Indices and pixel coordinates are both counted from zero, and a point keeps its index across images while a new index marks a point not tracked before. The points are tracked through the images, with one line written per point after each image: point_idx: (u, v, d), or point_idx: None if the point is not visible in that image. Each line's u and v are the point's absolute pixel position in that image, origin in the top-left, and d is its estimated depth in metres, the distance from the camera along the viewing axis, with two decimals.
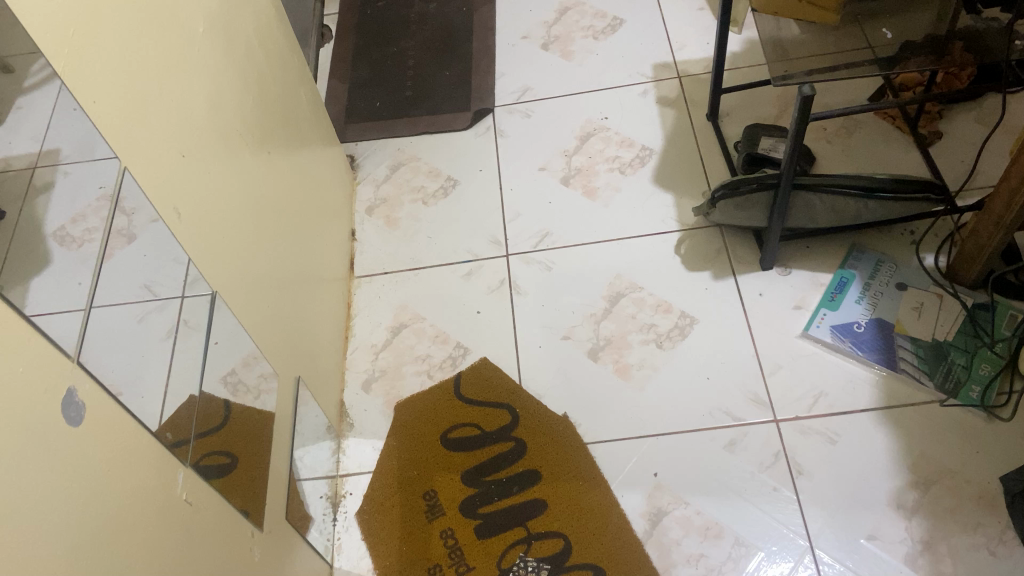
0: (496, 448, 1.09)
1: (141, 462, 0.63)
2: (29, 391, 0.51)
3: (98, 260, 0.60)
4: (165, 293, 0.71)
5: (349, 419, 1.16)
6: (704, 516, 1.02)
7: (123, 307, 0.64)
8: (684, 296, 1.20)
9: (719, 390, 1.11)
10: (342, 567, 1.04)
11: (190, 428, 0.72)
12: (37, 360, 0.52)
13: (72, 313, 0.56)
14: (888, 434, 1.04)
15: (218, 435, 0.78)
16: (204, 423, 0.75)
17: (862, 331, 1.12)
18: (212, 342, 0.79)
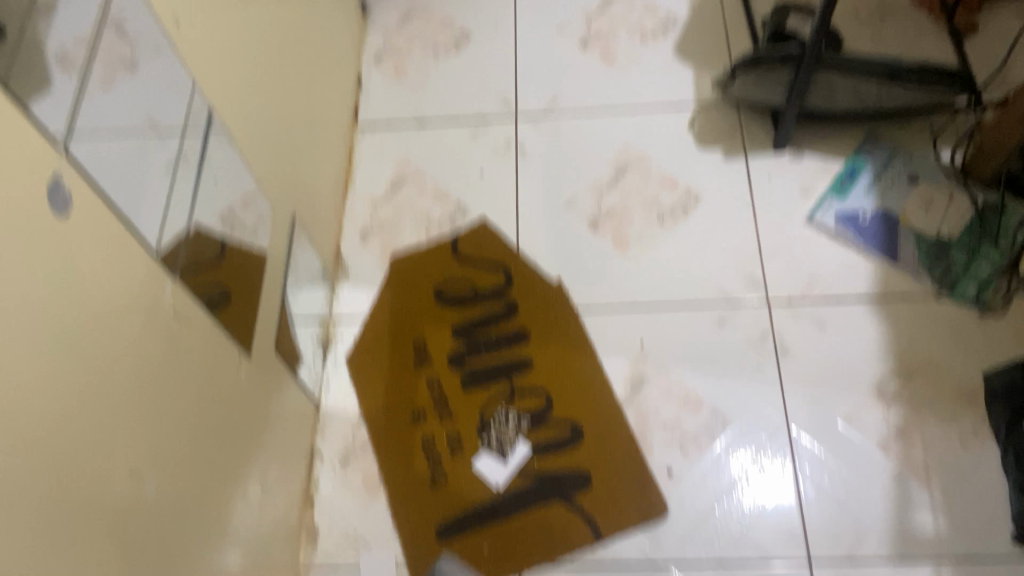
0: (488, 307, 1.10)
1: (130, 274, 0.63)
2: (14, 187, 0.50)
3: (93, 81, 0.58)
4: (164, 124, 0.69)
5: (344, 267, 1.16)
6: (685, 386, 1.03)
7: (121, 131, 0.62)
8: (691, 172, 1.18)
9: (715, 267, 1.10)
10: (329, 406, 1.07)
11: (181, 248, 0.71)
12: (22, 154, 0.51)
13: (60, 133, 0.55)
14: (877, 323, 1.05)
15: (211, 261, 0.78)
16: (197, 246, 0.75)
17: (866, 221, 1.11)
18: (210, 176, 0.78)
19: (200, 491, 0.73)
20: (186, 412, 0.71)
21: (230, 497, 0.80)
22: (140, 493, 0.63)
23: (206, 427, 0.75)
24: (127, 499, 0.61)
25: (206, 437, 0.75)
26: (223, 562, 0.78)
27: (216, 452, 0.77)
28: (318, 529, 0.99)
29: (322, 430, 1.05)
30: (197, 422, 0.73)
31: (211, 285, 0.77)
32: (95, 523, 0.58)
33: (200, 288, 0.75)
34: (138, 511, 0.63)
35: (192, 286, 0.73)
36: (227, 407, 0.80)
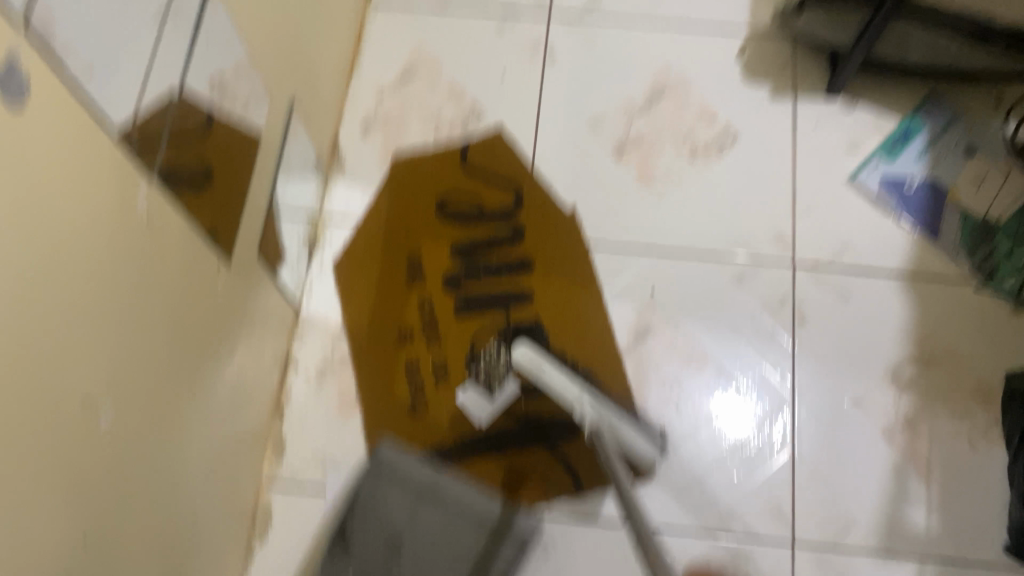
0: (492, 229, 1.01)
1: (95, 156, 0.53)
2: None
3: None
4: None
5: (340, 161, 1.06)
6: (691, 343, 0.97)
7: None
8: (732, 107, 1.07)
9: (743, 217, 1.02)
10: (310, 313, 0.99)
11: (165, 124, 0.61)
12: None
13: None
14: (904, 302, 0.98)
15: (196, 154, 0.67)
16: (185, 122, 0.64)
17: (911, 189, 1.02)
18: (202, 39, 0.66)
19: (162, 415, 0.66)
20: (153, 330, 0.63)
21: (194, 417, 0.73)
22: (95, 424, 0.56)
23: (174, 343, 0.67)
24: (81, 433, 0.54)
25: (173, 355, 0.67)
26: (183, 484, 0.72)
27: (183, 370, 0.70)
28: (286, 443, 0.94)
29: (300, 339, 0.98)
30: (164, 339, 0.65)
31: (194, 183, 0.68)
32: (43, 463, 0.50)
33: (180, 172, 0.65)
34: (93, 445, 0.56)
35: (169, 169, 0.63)
36: (198, 320, 0.72)
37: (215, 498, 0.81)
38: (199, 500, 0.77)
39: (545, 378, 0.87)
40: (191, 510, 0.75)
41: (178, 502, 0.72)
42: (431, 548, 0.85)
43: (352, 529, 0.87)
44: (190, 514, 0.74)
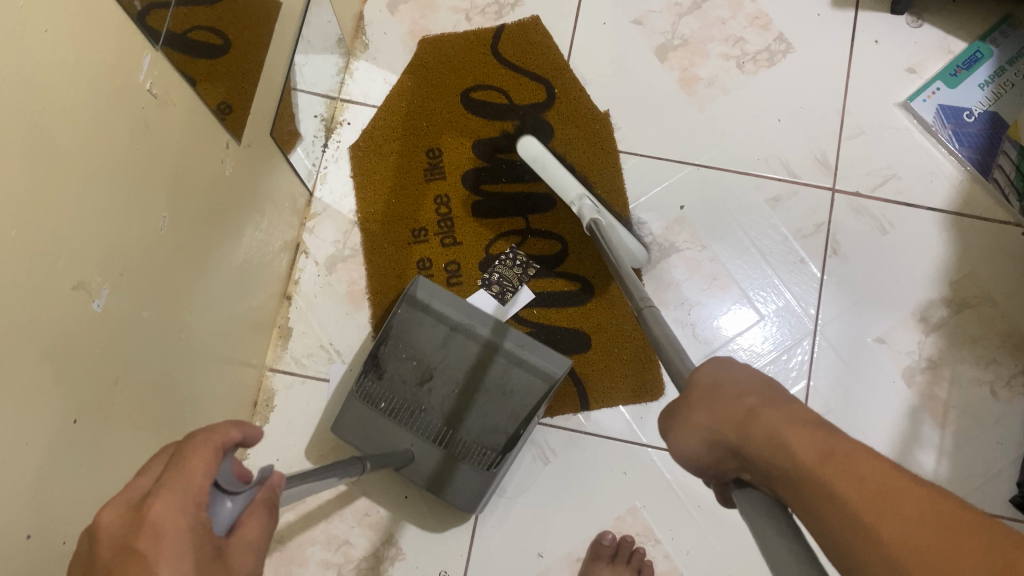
0: (519, 127, 0.96)
1: (93, 17, 0.48)
2: None
3: None
4: None
5: (363, 39, 1.00)
6: (715, 265, 0.93)
7: None
8: (789, 13, 0.99)
9: (785, 136, 0.96)
10: (322, 200, 0.95)
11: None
12: None
13: None
14: (945, 241, 0.93)
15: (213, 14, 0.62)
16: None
17: (969, 121, 0.95)
18: None
19: (160, 297, 0.63)
20: (153, 209, 0.59)
21: (196, 299, 0.71)
22: (87, 306, 0.53)
23: (176, 224, 0.64)
24: (72, 315, 0.51)
25: (174, 237, 0.64)
26: (182, 368, 0.70)
27: (185, 252, 0.66)
28: (292, 330, 0.92)
29: (311, 225, 0.94)
30: (165, 219, 0.62)
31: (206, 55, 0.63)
32: (31, 343, 0.47)
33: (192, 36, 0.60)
34: (84, 327, 0.53)
35: (180, 33, 0.58)
36: (203, 199, 0.68)
37: (216, 382, 0.79)
38: (199, 383, 0.75)
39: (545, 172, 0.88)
40: (190, 392, 0.73)
41: (176, 385, 0.70)
42: (465, 368, 0.79)
43: (386, 341, 0.80)
44: (189, 397, 0.73)
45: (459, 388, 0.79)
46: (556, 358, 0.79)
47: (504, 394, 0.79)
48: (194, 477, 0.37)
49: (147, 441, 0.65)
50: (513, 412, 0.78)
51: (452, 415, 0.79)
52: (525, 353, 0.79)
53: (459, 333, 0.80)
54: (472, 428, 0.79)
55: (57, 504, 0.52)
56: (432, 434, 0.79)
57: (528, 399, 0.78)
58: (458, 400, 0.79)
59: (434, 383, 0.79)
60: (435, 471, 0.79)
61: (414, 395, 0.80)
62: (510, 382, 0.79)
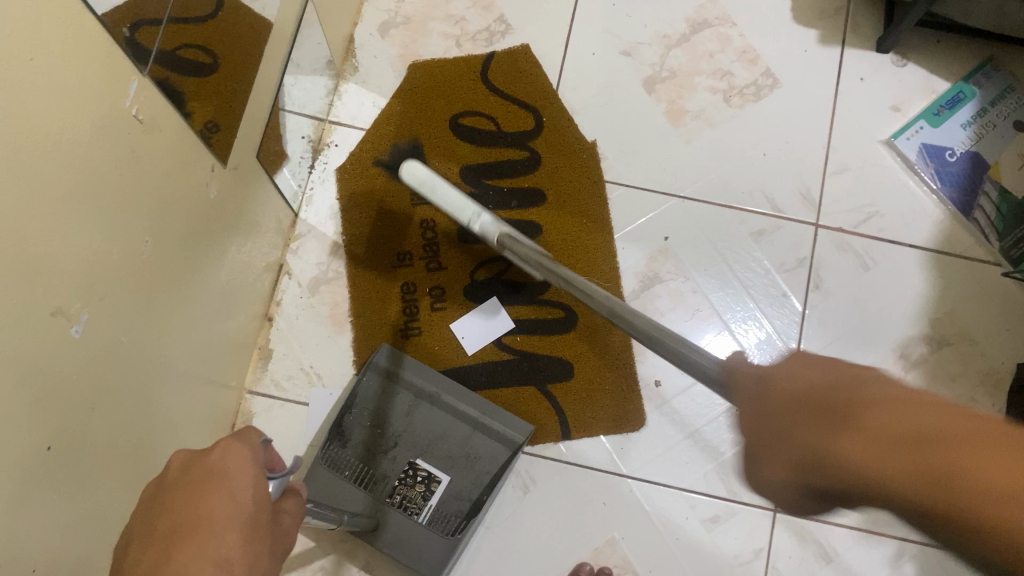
0: (507, 154, 0.96)
1: (78, 47, 0.47)
2: None
3: None
4: None
5: (353, 61, 1.00)
6: (698, 296, 0.93)
7: None
8: (777, 49, 1.00)
9: (771, 171, 0.96)
10: (307, 221, 0.95)
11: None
12: None
13: None
14: (926, 278, 0.93)
15: (202, 32, 0.63)
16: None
17: (952, 160, 0.96)
18: None
19: (140, 322, 0.63)
20: (136, 232, 0.59)
21: (177, 321, 0.70)
22: (65, 331, 0.52)
23: (158, 248, 0.63)
24: (50, 340, 0.51)
25: (156, 260, 0.63)
26: (160, 390, 0.69)
27: (167, 275, 0.66)
28: (272, 351, 0.91)
29: (295, 247, 0.94)
30: (148, 242, 0.61)
31: (191, 76, 0.62)
32: (9, 371, 0.47)
33: (182, 54, 0.60)
34: (61, 353, 0.52)
35: (171, 51, 0.58)
36: (187, 221, 0.68)
37: (195, 404, 0.78)
38: (178, 406, 0.74)
39: (439, 195, 0.87)
40: (169, 414, 0.72)
41: (155, 408, 0.69)
42: (429, 434, 0.83)
43: (351, 409, 0.83)
44: (168, 419, 0.72)
45: (423, 453, 0.82)
46: (517, 424, 0.83)
47: (468, 459, 0.82)
48: (246, 436, 0.45)
49: (123, 466, 0.64)
50: (477, 478, 0.81)
51: (415, 480, 0.81)
52: (488, 420, 0.83)
53: (423, 401, 0.84)
54: (435, 494, 0.81)
55: (27, 533, 0.51)
56: (395, 501, 0.81)
57: (491, 466, 0.82)
58: (422, 467, 0.82)
59: (398, 450, 0.82)
60: (399, 537, 0.79)
61: (377, 463, 0.82)
62: (474, 449, 0.82)
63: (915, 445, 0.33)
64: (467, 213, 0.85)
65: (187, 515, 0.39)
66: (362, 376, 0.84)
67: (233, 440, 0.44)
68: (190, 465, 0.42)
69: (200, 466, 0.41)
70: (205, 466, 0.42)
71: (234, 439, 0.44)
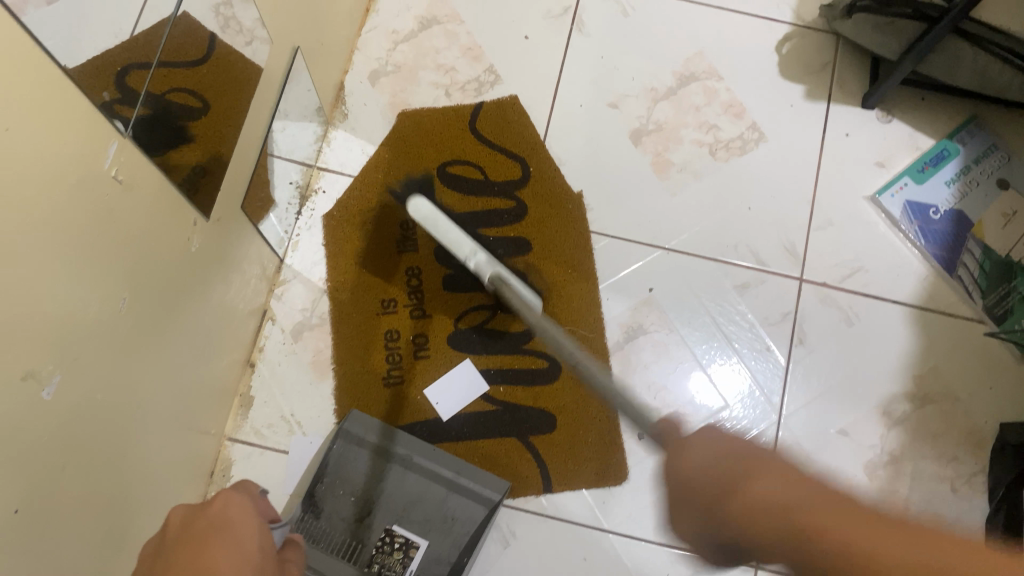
0: (493, 203, 0.97)
1: (58, 110, 0.48)
2: None
3: None
4: None
5: (343, 108, 1.01)
6: (681, 349, 0.93)
7: None
8: (762, 103, 1.01)
9: (756, 225, 0.97)
10: (293, 267, 0.95)
11: (158, 42, 0.58)
12: None
13: None
14: (910, 335, 0.93)
15: (189, 76, 0.65)
16: (178, 44, 0.61)
17: (935, 218, 0.96)
18: None
19: (114, 378, 0.62)
20: (113, 290, 0.59)
21: (156, 373, 0.70)
22: (35, 394, 0.52)
23: (136, 304, 0.63)
24: (19, 403, 0.50)
25: (133, 317, 0.63)
26: (135, 443, 0.69)
27: (144, 331, 0.66)
28: (253, 398, 0.90)
29: (279, 292, 0.94)
30: (125, 299, 0.61)
31: (179, 120, 0.64)
32: None
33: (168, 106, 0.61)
34: (32, 414, 0.52)
35: (162, 93, 0.60)
36: (167, 275, 0.67)
37: (173, 454, 0.77)
38: (154, 457, 0.73)
39: (438, 232, 0.89)
40: (144, 466, 0.71)
41: (129, 460, 0.68)
42: (405, 499, 0.82)
43: (323, 479, 0.83)
44: (143, 472, 0.71)
45: (399, 519, 0.81)
46: (492, 481, 0.83)
47: (445, 521, 0.81)
48: (245, 486, 0.58)
49: (92, 525, 0.63)
50: (455, 540, 0.80)
51: (392, 547, 0.80)
52: (463, 479, 0.83)
53: (396, 465, 0.83)
54: (414, 560, 0.79)
55: None
56: (373, 571, 0.79)
57: (469, 526, 0.81)
58: (399, 534, 0.80)
59: (373, 517, 0.81)
60: None
61: (353, 532, 0.81)
62: (450, 510, 0.82)
63: (728, 469, 0.50)
64: (464, 251, 0.88)
65: (193, 562, 0.45)
66: (332, 444, 0.84)
67: (225, 494, 0.53)
68: (192, 514, 0.50)
69: (208, 513, 0.49)
70: (207, 518, 0.49)
71: (228, 494, 0.53)
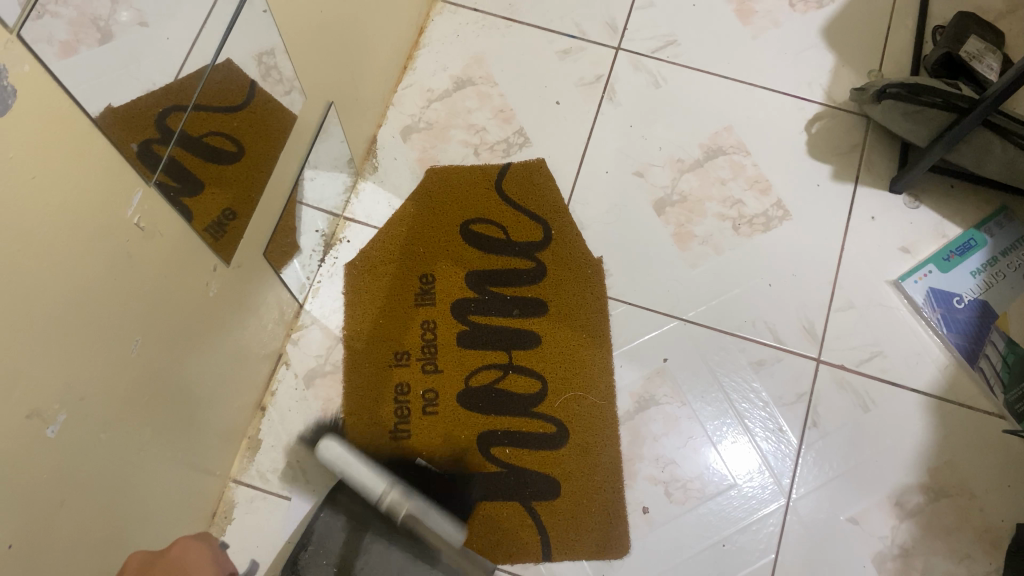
0: (513, 262, 0.97)
1: (86, 166, 0.49)
2: None
3: None
4: None
5: (374, 161, 1.03)
6: (692, 422, 0.92)
7: None
8: (790, 181, 1.02)
9: (776, 302, 0.96)
10: (311, 312, 0.96)
11: (195, 89, 0.60)
12: None
13: None
14: (927, 426, 0.91)
15: (227, 121, 0.67)
16: (216, 92, 0.64)
17: (959, 307, 0.95)
18: (235, 32, 0.63)
19: (120, 418, 0.63)
20: (125, 334, 0.60)
21: (164, 415, 0.71)
22: (39, 432, 0.53)
23: (148, 348, 0.64)
24: (22, 442, 0.51)
25: (145, 359, 0.64)
26: (137, 485, 0.69)
27: (156, 374, 0.67)
28: (261, 442, 0.91)
29: (296, 337, 0.95)
30: (137, 342, 0.62)
31: (212, 163, 0.66)
32: None
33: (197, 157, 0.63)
34: (33, 453, 0.53)
35: (195, 136, 0.62)
36: (181, 322, 0.69)
37: (176, 495, 0.78)
38: (156, 498, 0.74)
39: (349, 475, 0.82)
40: (144, 507, 0.72)
41: (130, 501, 0.69)
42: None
43: (307, 546, 0.83)
44: (143, 512, 0.72)
45: None
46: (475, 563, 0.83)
47: None
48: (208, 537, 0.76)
49: (86, 562, 0.63)
50: None
51: None
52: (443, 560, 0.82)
53: (380, 540, 0.83)
54: None
55: None
56: None
57: None
58: None
59: None
60: None
61: None
62: None
63: None
64: (377, 485, 0.80)
65: None
66: (319, 512, 0.84)
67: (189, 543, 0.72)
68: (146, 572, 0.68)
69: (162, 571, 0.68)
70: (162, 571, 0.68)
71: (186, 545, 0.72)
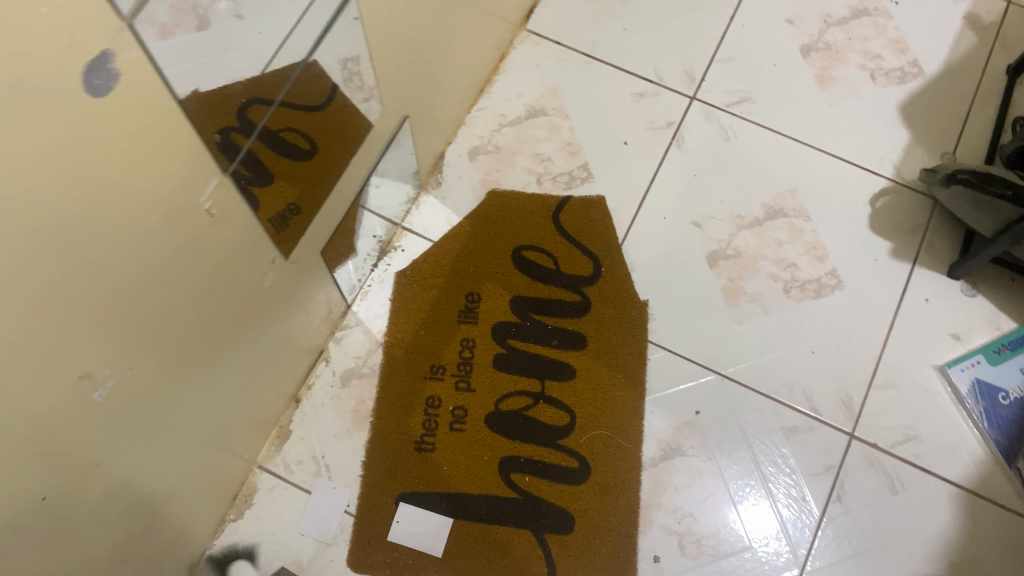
0: (559, 293, 0.98)
1: (170, 150, 0.52)
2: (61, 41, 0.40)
3: None
4: None
5: (438, 176, 1.06)
6: (715, 478, 0.92)
7: None
8: (847, 251, 1.01)
9: (817, 370, 0.96)
10: (357, 315, 0.99)
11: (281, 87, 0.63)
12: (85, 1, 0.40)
13: None
14: (956, 518, 0.89)
15: (310, 120, 0.70)
16: (299, 93, 0.66)
17: (1003, 403, 0.93)
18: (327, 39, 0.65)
19: (162, 391, 0.65)
20: (179, 312, 0.62)
21: (203, 393, 0.73)
22: (88, 393, 0.55)
23: (199, 326, 0.67)
24: (71, 400, 0.53)
25: (194, 338, 0.67)
26: (168, 456, 0.72)
27: (203, 353, 0.69)
28: (291, 433, 0.93)
29: (339, 336, 0.97)
30: (189, 321, 0.65)
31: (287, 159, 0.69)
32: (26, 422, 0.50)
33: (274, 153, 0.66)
34: (79, 412, 0.55)
35: (274, 131, 0.65)
36: (233, 307, 0.71)
37: (202, 472, 0.80)
38: (184, 472, 0.76)
39: None
40: (172, 479, 0.74)
41: (159, 470, 0.71)
42: None
43: None
44: (169, 485, 0.74)
45: None
46: None
47: None
48: None
49: (109, 521, 0.65)
50: None
51: None
52: None
53: None
54: None
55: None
56: None
57: None
58: None
59: None
60: None
61: None
62: None
63: None
64: None
65: None
66: None
67: None
68: None
69: None
70: None
71: None
